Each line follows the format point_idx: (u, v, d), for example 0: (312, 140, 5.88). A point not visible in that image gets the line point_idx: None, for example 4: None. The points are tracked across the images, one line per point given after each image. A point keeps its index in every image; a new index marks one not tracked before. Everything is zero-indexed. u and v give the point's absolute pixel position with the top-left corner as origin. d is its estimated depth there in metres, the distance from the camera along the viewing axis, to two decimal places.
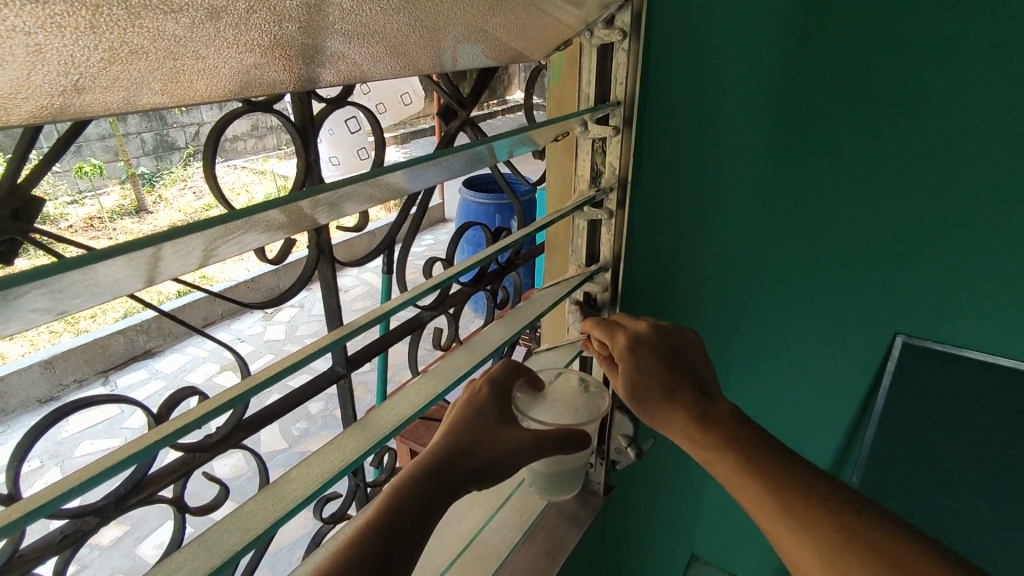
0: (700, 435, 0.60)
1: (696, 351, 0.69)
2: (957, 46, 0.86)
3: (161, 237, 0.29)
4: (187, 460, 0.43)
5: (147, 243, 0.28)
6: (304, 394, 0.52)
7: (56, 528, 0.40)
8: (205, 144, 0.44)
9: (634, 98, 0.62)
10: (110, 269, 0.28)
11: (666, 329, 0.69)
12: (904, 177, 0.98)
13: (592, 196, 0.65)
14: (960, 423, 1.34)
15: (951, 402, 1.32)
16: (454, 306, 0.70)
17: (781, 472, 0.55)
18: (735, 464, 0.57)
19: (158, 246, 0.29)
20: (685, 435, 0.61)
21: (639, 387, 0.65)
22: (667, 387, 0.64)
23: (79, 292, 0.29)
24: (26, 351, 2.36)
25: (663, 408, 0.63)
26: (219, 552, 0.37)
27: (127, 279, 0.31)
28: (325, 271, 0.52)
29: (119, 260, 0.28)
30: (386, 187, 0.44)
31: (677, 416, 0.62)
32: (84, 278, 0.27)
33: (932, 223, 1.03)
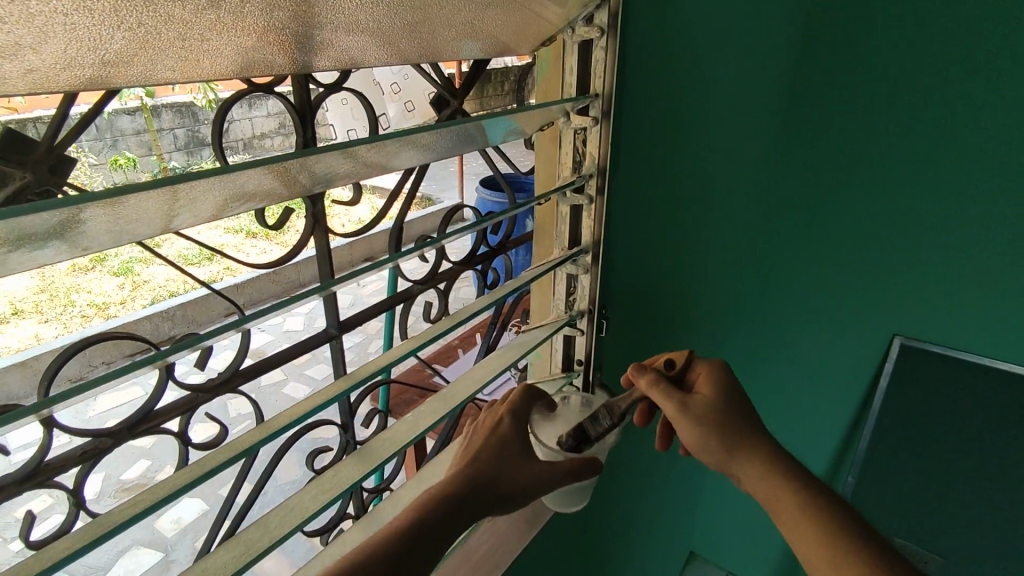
0: (775, 480, 0.63)
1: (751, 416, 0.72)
2: (939, 39, 0.92)
3: (177, 181, 0.35)
4: (191, 399, 0.49)
5: (155, 186, 0.34)
6: (295, 350, 0.58)
7: (77, 444, 0.44)
8: (212, 121, 0.50)
9: (611, 91, 0.66)
10: (136, 203, 0.35)
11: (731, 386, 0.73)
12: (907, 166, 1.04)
13: (572, 181, 0.70)
14: (955, 425, 1.35)
15: (947, 403, 1.35)
16: (444, 282, 0.75)
17: (831, 510, 0.59)
18: (817, 526, 0.58)
19: (165, 188, 0.35)
20: (762, 471, 0.63)
21: (726, 414, 0.66)
22: (747, 423, 0.66)
23: (111, 223, 0.36)
24: (60, 334, 2.54)
25: (739, 438, 0.65)
26: (210, 463, 0.43)
27: (148, 219, 0.38)
28: (320, 239, 0.58)
29: (142, 196, 0.34)
30: (368, 162, 0.49)
31: (755, 456, 0.64)
32: (115, 208, 0.34)
33: (932, 213, 1.08)
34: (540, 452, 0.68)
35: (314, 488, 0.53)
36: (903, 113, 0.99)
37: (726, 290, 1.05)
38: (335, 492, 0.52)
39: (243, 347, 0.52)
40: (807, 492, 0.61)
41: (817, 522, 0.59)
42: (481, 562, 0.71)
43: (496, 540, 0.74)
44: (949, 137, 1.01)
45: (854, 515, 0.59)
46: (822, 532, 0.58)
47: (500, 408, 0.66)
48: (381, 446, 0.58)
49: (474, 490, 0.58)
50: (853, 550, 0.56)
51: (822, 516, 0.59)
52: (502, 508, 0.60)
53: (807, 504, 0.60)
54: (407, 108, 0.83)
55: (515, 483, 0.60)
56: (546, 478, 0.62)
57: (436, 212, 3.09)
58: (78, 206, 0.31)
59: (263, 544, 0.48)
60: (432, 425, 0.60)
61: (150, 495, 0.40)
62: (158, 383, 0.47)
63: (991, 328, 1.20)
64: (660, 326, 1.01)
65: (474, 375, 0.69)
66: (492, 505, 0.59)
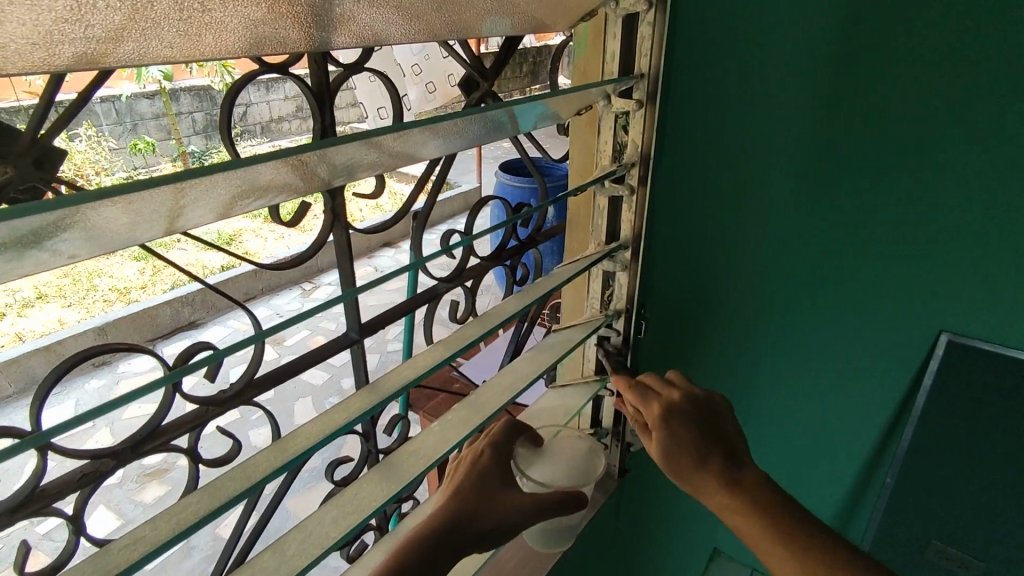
0: (735, 504, 0.59)
1: (730, 419, 0.66)
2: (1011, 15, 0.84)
3: (185, 182, 0.30)
4: (201, 413, 0.45)
5: (149, 186, 0.29)
6: (314, 357, 0.53)
7: (76, 465, 0.40)
8: (221, 104, 0.45)
9: (658, 72, 0.60)
10: (136, 204, 0.30)
11: (698, 394, 0.67)
12: (966, 160, 0.98)
13: (613, 170, 0.64)
14: (997, 419, 1.34)
15: (987, 399, 1.32)
16: (472, 279, 0.70)
17: (808, 535, 0.56)
18: (788, 554, 0.55)
19: (166, 187, 0.30)
20: (716, 500, 0.60)
21: (674, 456, 0.62)
22: (718, 448, 0.62)
23: (106, 226, 0.31)
24: (82, 317, 2.56)
25: (694, 474, 0.61)
26: (220, 494, 0.38)
27: (151, 222, 0.33)
28: (341, 235, 0.54)
29: (140, 199, 0.29)
30: (392, 152, 0.43)
31: (710, 486, 0.60)
32: (111, 213, 0.29)
33: (987, 213, 1.03)
34: (525, 486, 0.61)
35: (335, 509, 0.49)
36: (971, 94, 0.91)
37: (770, 284, 1.00)
38: (359, 517, 0.48)
39: (258, 356, 0.48)
40: (783, 506, 0.58)
41: (790, 547, 0.55)
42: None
43: (525, 553, 0.70)
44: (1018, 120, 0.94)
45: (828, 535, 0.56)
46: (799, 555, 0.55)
47: (480, 441, 0.61)
48: (407, 461, 0.54)
49: (449, 530, 0.54)
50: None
51: (794, 539, 0.56)
52: (487, 546, 0.56)
53: (781, 530, 0.56)
54: (428, 90, 0.76)
55: (495, 520, 0.56)
56: (526, 514, 0.57)
57: (456, 196, 3.07)
58: (65, 208, 0.26)
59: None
60: (460, 438, 0.56)
61: (149, 533, 0.36)
62: (164, 398, 0.43)
63: None
64: (697, 322, 0.96)
65: (505, 380, 0.64)
66: (469, 548, 0.55)
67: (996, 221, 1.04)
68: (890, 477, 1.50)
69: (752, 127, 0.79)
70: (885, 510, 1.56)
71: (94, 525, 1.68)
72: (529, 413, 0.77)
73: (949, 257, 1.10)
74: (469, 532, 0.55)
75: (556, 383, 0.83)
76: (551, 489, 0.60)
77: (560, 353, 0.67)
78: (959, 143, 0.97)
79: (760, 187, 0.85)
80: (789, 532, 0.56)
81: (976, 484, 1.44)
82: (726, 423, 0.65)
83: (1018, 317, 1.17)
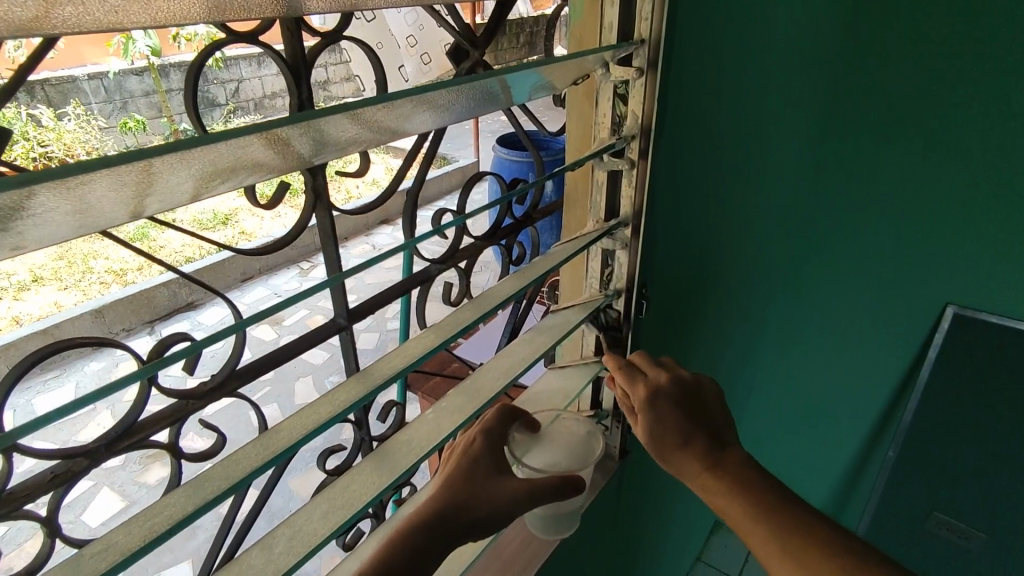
0: (718, 486, 0.57)
1: (717, 401, 0.64)
2: None
3: (137, 172, 0.27)
4: (180, 407, 0.43)
5: (112, 172, 0.26)
6: (301, 344, 0.51)
7: (48, 466, 0.40)
8: (187, 77, 0.42)
9: (660, 36, 0.56)
10: (85, 198, 0.27)
11: (685, 376, 0.64)
12: (964, 129, 1.03)
13: (612, 143, 0.61)
14: (996, 388, 1.36)
15: (986, 369, 1.34)
16: (466, 259, 0.67)
17: (790, 517, 0.54)
18: (770, 537, 0.53)
19: (132, 173, 0.27)
20: (699, 483, 0.58)
21: (658, 439, 0.61)
22: (705, 432, 0.60)
23: (67, 222, 0.28)
24: (79, 300, 2.54)
25: (677, 457, 0.60)
26: (205, 492, 0.36)
27: (111, 222, 0.30)
28: (324, 217, 0.51)
29: (85, 192, 0.26)
30: (375, 126, 0.40)
31: (693, 469, 0.59)
32: (55, 207, 0.26)
33: (979, 182, 1.08)
34: (519, 473, 0.59)
35: (326, 502, 0.47)
36: (972, 61, 0.95)
37: (773, 258, 0.98)
38: (351, 511, 0.46)
39: (240, 347, 0.46)
40: (768, 489, 0.56)
41: (765, 527, 0.54)
42: (509, 563, 0.66)
43: (526, 536, 0.69)
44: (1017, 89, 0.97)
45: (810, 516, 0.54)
46: (774, 534, 0.53)
47: (474, 428, 0.60)
48: (401, 451, 0.52)
49: (441, 522, 0.52)
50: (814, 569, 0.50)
51: (772, 518, 0.54)
52: (482, 535, 0.55)
53: (762, 512, 0.55)
54: (423, 62, 0.70)
55: (488, 508, 0.54)
56: (522, 501, 0.55)
57: (453, 171, 3.02)
58: (4, 201, 0.24)
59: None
60: (455, 426, 0.54)
61: (125, 541, 0.34)
62: (139, 393, 0.42)
63: None
64: None
65: (501, 365, 0.62)
66: (461, 537, 0.53)
67: (994, 187, 1.08)
68: (891, 449, 1.52)
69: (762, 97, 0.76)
70: (886, 480, 1.57)
71: (99, 508, 1.68)
72: (528, 396, 0.75)
73: (947, 224, 1.14)
74: (461, 521, 0.53)
75: (555, 364, 0.81)
76: (548, 474, 0.58)
77: (559, 335, 0.65)
78: (955, 110, 1.01)
79: (766, 161, 0.84)
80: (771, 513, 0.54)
81: (980, 454, 1.44)
82: (712, 405, 0.63)
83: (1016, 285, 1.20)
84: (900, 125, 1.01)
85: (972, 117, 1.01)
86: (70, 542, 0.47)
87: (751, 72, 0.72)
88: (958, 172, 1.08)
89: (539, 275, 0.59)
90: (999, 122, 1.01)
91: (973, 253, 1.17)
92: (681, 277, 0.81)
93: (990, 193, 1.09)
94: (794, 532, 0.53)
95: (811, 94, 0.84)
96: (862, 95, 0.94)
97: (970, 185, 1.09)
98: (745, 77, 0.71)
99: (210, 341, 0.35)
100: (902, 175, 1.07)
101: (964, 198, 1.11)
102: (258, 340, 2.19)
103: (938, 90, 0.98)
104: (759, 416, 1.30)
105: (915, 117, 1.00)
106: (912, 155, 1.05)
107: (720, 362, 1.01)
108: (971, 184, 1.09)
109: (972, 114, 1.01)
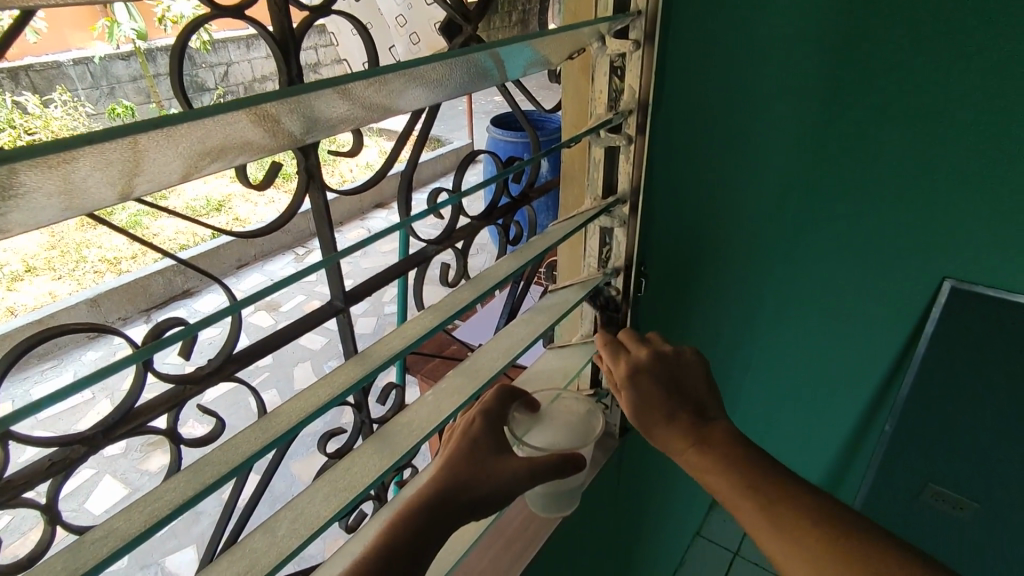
0: (703, 461, 0.58)
1: (701, 374, 0.64)
2: None
3: (124, 149, 0.26)
4: (177, 393, 0.43)
5: (97, 148, 0.25)
6: (299, 328, 0.50)
7: (46, 454, 0.40)
8: (172, 55, 0.41)
9: (657, 7, 0.55)
10: (71, 177, 0.26)
11: (665, 352, 0.65)
12: (962, 100, 1.02)
13: (609, 118, 0.60)
14: (991, 360, 1.37)
15: (981, 340, 1.35)
16: (463, 240, 0.67)
17: (778, 486, 0.54)
18: (756, 509, 0.54)
19: (117, 149, 0.26)
20: (685, 457, 0.59)
21: (642, 414, 0.62)
22: (691, 407, 0.61)
23: (51, 204, 0.27)
24: (73, 290, 2.52)
25: (662, 432, 0.60)
26: (205, 477, 0.36)
27: (99, 204, 0.29)
28: (318, 199, 0.50)
29: (70, 171, 0.25)
30: (367, 101, 0.39)
31: (678, 443, 0.59)
32: (41, 188, 0.25)
33: (977, 154, 1.08)
34: (521, 453, 0.60)
35: (327, 485, 0.47)
36: (970, 29, 0.94)
37: (771, 234, 0.98)
38: (352, 493, 0.46)
39: (236, 331, 0.45)
40: (755, 459, 0.57)
41: (753, 497, 0.54)
42: (511, 542, 0.67)
43: (528, 515, 0.70)
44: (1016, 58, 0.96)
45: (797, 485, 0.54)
46: (763, 504, 0.54)
47: (473, 409, 0.59)
48: (401, 433, 0.51)
49: (442, 503, 0.52)
50: (805, 538, 0.51)
51: (759, 490, 0.54)
52: (484, 514, 0.55)
53: (749, 482, 0.55)
54: (411, 42, 0.67)
55: (489, 488, 0.54)
56: (522, 480, 0.55)
57: (447, 152, 2.99)
58: None
59: (270, 560, 0.42)
60: (455, 407, 0.53)
61: (127, 527, 0.34)
62: (136, 378, 0.41)
63: None
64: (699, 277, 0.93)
65: (500, 345, 0.62)
66: (464, 517, 0.53)
67: (991, 159, 1.08)
68: (889, 422, 1.54)
69: (761, 70, 0.75)
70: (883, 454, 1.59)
71: (101, 496, 1.69)
72: (527, 376, 0.75)
73: (944, 196, 1.14)
74: (463, 501, 0.53)
75: (554, 344, 0.81)
76: (548, 453, 0.58)
77: (558, 314, 0.64)
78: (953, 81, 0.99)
79: (764, 136, 0.83)
80: (760, 484, 0.55)
81: (975, 425, 1.46)
82: (695, 379, 0.64)
83: (1012, 257, 1.20)
84: (898, 97, 1.00)
85: (970, 88, 1.00)
86: (72, 529, 0.47)
87: (748, 43, 0.70)
88: (957, 144, 1.07)
89: (537, 253, 0.58)
90: (997, 94, 1.00)
91: (967, 221, 1.17)
92: (679, 254, 0.81)
93: (988, 164, 1.09)
94: (780, 501, 0.53)
95: (808, 66, 0.83)
96: (859, 68, 0.93)
97: (969, 157, 1.09)
98: (743, 48, 0.70)
99: (205, 325, 0.34)
100: (900, 148, 1.07)
101: (962, 169, 1.10)
102: (255, 326, 2.18)
103: (938, 61, 0.97)
104: (757, 392, 1.30)
105: (913, 89, 0.99)
106: (910, 128, 1.05)
107: (718, 338, 1.01)
108: (969, 156, 1.09)
109: (970, 85, 1.00)
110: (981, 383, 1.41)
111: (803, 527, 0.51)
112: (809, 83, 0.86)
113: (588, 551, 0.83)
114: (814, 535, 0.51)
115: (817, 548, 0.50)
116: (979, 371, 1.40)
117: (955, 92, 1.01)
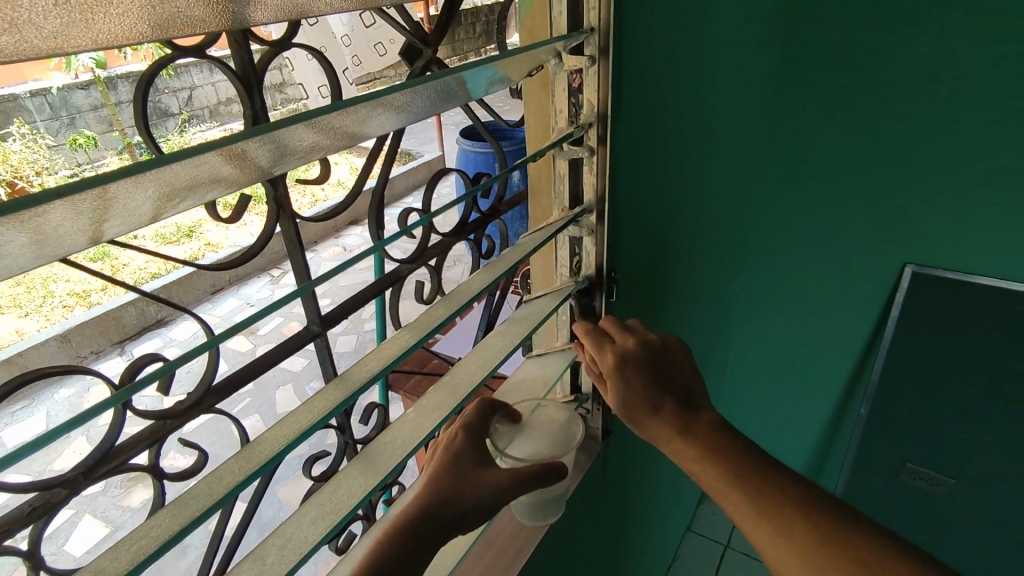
0: (690, 452, 0.59)
1: (685, 365, 0.66)
2: None
3: (93, 199, 0.27)
4: (158, 427, 0.43)
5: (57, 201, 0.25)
6: (277, 355, 0.51)
7: (25, 499, 0.40)
8: (135, 97, 0.41)
9: (609, 24, 0.57)
10: (41, 227, 0.26)
11: (652, 341, 0.66)
12: (903, 96, 1.07)
13: (571, 132, 0.62)
14: (951, 340, 1.43)
15: (942, 322, 1.40)
16: (436, 257, 0.68)
17: (763, 477, 0.56)
18: (743, 500, 0.55)
19: (78, 197, 0.26)
20: (671, 447, 0.60)
21: (628, 405, 0.63)
22: (677, 398, 0.63)
23: (21, 255, 0.27)
24: (41, 326, 2.46)
25: (649, 423, 0.62)
26: (190, 511, 0.36)
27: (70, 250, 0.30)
28: (289, 227, 0.51)
29: (42, 222, 0.26)
30: (335, 133, 0.40)
31: (665, 434, 0.61)
32: (11, 240, 0.26)
33: (922, 146, 1.13)
34: (504, 464, 0.61)
35: (314, 508, 0.48)
36: (907, 29, 0.99)
37: (735, 233, 1.01)
38: (339, 514, 0.47)
39: (214, 363, 0.45)
40: (742, 450, 0.59)
41: (740, 489, 0.56)
42: (500, 552, 0.68)
43: (516, 523, 0.71)
44: (944, 53, 1.02)
45: (784, 473, 0.56)
46: (749, 500, 0.55)
47: (455, 424, 0.60)
48: (385, 452, 0.52)
49: (427, 519, 0.53)
50: (787, 528, 0.53)
51: (747, 482, 0.56)
52: (469, 527, 0.56)
53: (740, 476, 0.56)
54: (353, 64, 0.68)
55: (474, 501, 0.55)
56: (507, 491, 0.56)
57: (418, 166, 3.01)
58: None
59: None
60: (437, 423, 0.54)
61: (115, 565, 0.34)
62: (116, 414, 0.42)
63: (986, 248, 1.25)
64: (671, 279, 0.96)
65: (478, 359, 0.63)
66: (451, 531, 0.54)
67: (934, 150, 1.13)
68: (863, 406, 1.60)
69: (716, 80, 0.78)
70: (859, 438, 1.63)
71: (83, 537, 1.65)
72: (508, 387, 0.76)
73: (896, 187, 1.19)
74: (450, 516, 0.54)
75: (532, 352, 0.82)
76: (529, 463, 0.60)
77: (532, 325, 0.65)
78: (894, 79, 1.05)
79: (721, 143, 0.86)
80: (749, 479, 0.56)
81: (943, 404, 1.51)
82: (680, 368, 0.65)
83: (964, 242, 1.26)
84: (846, 96, 1.04)
85: (908, 85, 1.06)
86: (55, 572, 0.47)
87: (699, 52, 0.73)
88: (903, 138, 1.12)
89: (510, 268, 0.59)
90: (935, 88, 1.06)
91: (919, 209, 1.22)
92: (648, 258, 0.83)
93: (932, 155, 1.14)
94: (767, 494, 0.55)
95: (758, 71, 0.87)
96: (805, 70, 0.97)
97: (917, 148, 1.14)
98: (696, 59, 0.73)
99: (182, 360, 0.34)
100: (851, 144, 1.11)
101: (910, 159, 1.15)
102: (233, 352, 2.16)
103: (878, 61, 1.02)
104: (737, 386, 1.33)
105: (860, 87, 1.04)
106: (856, 126, 1.09)
107: (691, 337, 1.03)
108: (918, 148, 1.14)
109: (910, 80, 1.05)
110: (946, 364, 1.46)
111: (786, 520, 0.53)
112: (760, 87, 0.89)
113: (578, 555, 0.84)
114: (799, 534, 0.52)
115: (803, 543, 0.51)
116: (943, 353, 1.45)
117: (896, 90, 1.06)
